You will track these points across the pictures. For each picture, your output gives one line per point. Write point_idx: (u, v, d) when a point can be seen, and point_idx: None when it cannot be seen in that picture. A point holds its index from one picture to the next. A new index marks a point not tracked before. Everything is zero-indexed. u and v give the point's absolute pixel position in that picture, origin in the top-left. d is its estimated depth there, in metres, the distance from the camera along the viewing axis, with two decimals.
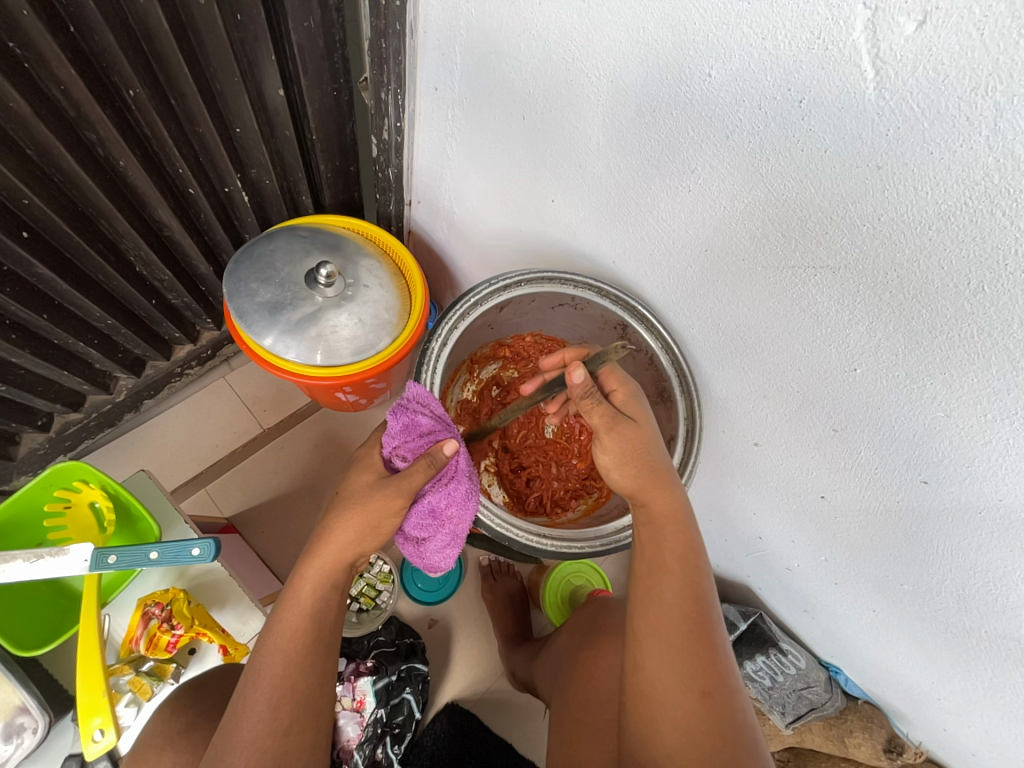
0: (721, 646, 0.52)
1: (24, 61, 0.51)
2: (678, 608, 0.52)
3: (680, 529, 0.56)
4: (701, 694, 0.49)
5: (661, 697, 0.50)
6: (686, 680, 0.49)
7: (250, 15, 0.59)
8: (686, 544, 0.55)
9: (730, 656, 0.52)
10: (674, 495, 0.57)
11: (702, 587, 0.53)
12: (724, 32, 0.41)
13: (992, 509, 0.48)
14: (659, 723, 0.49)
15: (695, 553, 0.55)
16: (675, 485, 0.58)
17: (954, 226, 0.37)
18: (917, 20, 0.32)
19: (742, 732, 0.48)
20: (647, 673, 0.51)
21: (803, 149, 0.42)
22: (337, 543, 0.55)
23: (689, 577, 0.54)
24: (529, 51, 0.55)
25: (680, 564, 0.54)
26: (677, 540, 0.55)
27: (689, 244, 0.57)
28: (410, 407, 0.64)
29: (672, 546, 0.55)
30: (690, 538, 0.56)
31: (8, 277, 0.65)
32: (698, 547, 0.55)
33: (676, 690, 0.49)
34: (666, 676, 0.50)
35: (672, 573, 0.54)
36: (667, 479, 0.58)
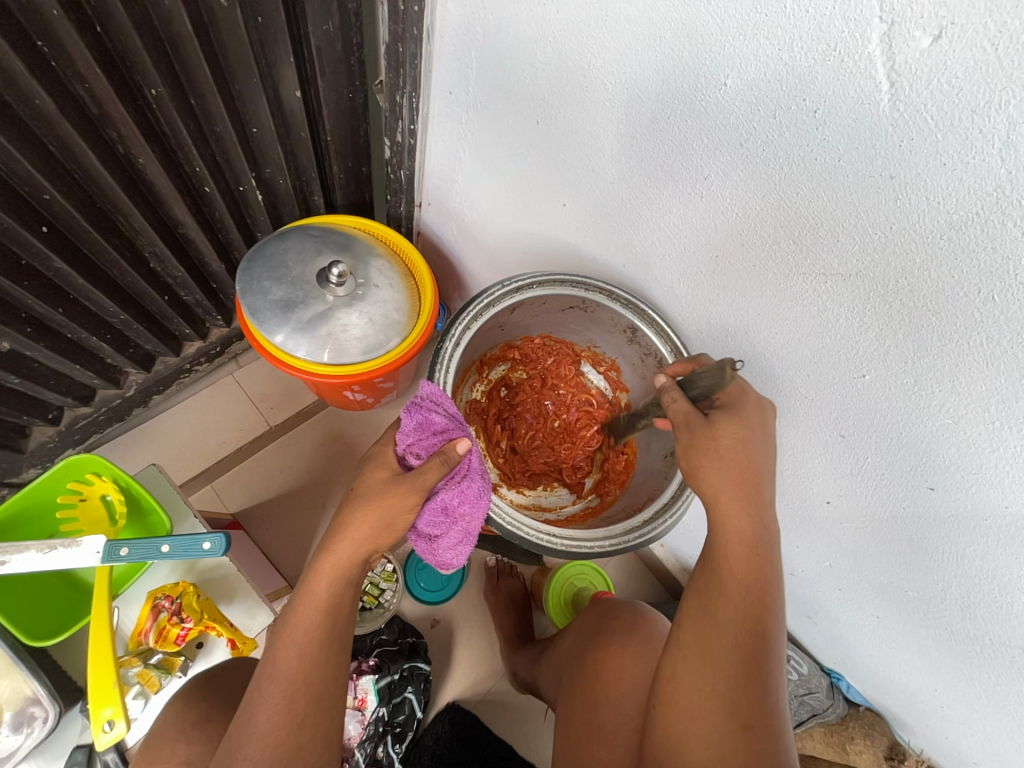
0: (775, 683, 0.50)
1: (50, 59, 0.52)
2: (733, 636, 0.50)
3: (750, 554, 0.52)
4: (742, 726, 0.48)
5: (695, 716, 0.50)
6: (727, 708, 0.49)
7: (271, 18, 0.60)
8: (755, 571, 0.52)
9: (780, 693, 0.50)
10: (755, 518, 0.53)
11: (765, 621, 0.50)
12: (741, 42, 0.41)
13: (998, 517, 0.49)
14: (688, 738, 0.50)
15: (763, 582, 0.52)
16: (759, 508, 0.53)
17: (965, 236, 0.38)
18: (932, 34, 0.33)
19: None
20: (684, 689, 0.52)
21: (817, 158, 0.43)
22: (350, 538, 0.56)
23: (750, 607, 0.51)
24: (545, 57, 0.56)
25: (742, 593, 0.51)
26: (743, 566, 0.52)
27: (699, 249, 0.58)
28: (424, 405, 0.63)
29: (736, 572, 0.52)
30: (760, 567, 0.52)
31: (26, 271, 0.66)
32: (768, 578, 0.52)
33: (711, 712, 0.50)
34: (704, 698, 0.50)
35: (731, 599, 0.51)
36: (749, 493, 0.53)
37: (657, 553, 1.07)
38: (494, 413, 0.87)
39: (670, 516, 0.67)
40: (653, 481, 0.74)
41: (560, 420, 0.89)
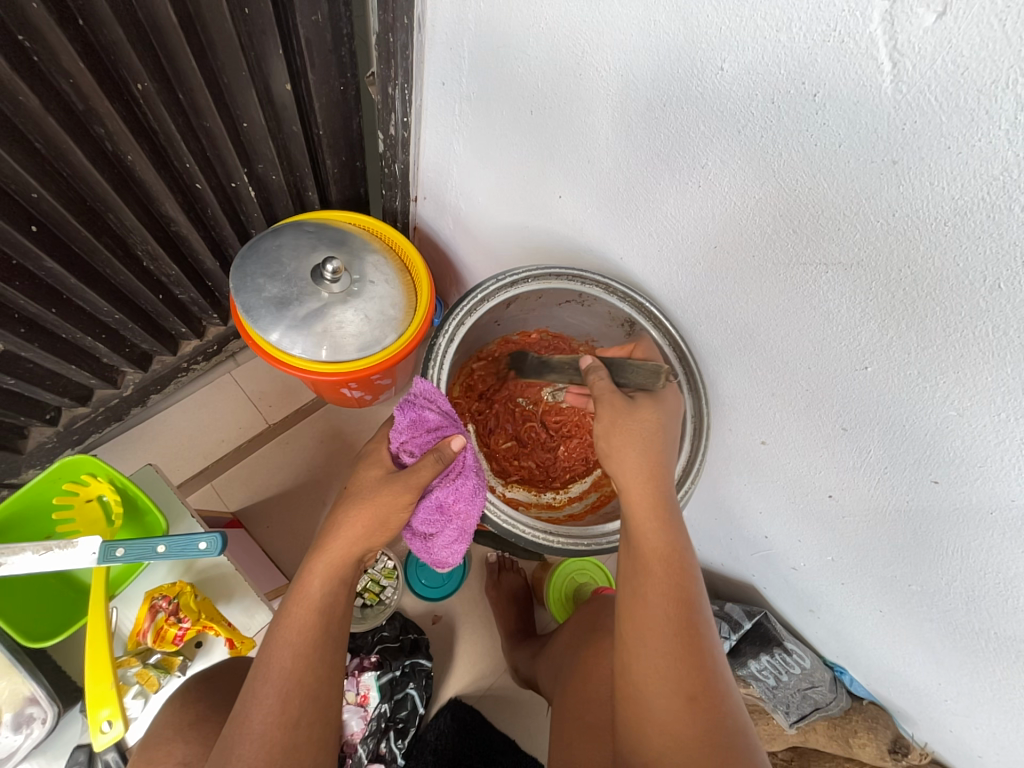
0: (710, 650, 0.50)
1: (33, 54, 0.51)
2: (661, 609, 0.51)
3: (663, 527, 0.55)
4: (689, 700, 0.48)
5: (650, 701, 0.49)
6: (673, 685, 0.48)
7: (258, 9, 0.59)
8: (671, 542, 0.54)
9: (718, 660, 0.50)
10: (659, 492, 0.56)
11: (687, 588, 0.52)
12: (738, 24, 0.40)
13: (1004, 510, 0.48)
14: (647, 728, 0.49)
15: (680, 554, 0.54)
16: (657, 480, 0.56)
17: (970, 223, 0.37)
18: (937, 11, 0.32)
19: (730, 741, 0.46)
20: (635, 678, 0.50)
21: (816, 144, 0.42)
22: (345, 538, 0.55)
23: (672, 578, 0.52)
24: (537, 45, 0.55)
25: (663, 565, 0.53)
26: (660, 538, 0.54)
27: (697, 240, 0.57)
28: (418, 402, 0.63)
29: (655, 547, 0.54)
30: (674, 538, 0.54)
31: (18, 271, 0.65)
32: (683, 548, 0.54)
33: (662, 695, 0.49)
34: (653, 681, 0.49)
35: (653, 574, 0.53)
36: (654, 474, 0.56)
37: None
38: (489, 410, 0.85)
39: None
40: None
41: (556, 417, 0.86)
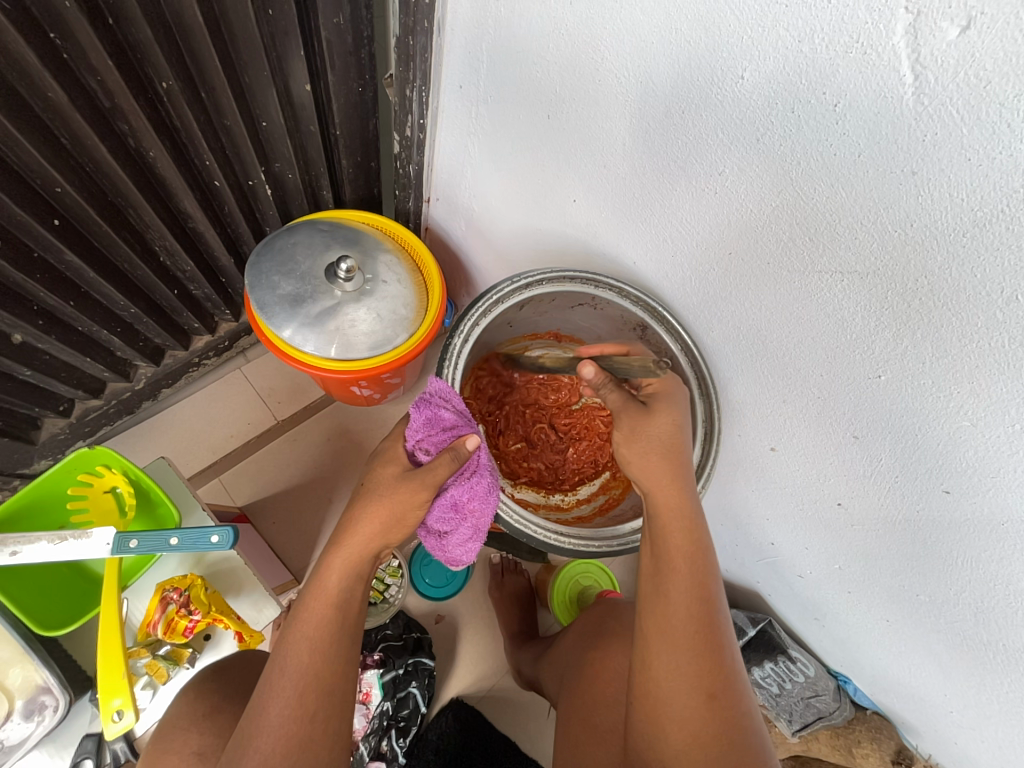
0: (730, 649, 0.51)
1: (63, 51, 0.52)
2: (685, 610, 0.51)
3: (688, 526, 0.55)
4: (707, 697, 0.49)
5: (669, 699, 0.50)
6: (694, 683, 0.49)
7: (282, 10, 0.60)
8: (696, 543, 0.54)
9: (736, 658, 0.52)
10: (686, 494, 0.57)
11: (710, 588, 0.53)
12: (759, 33, 0.41)
13: (1015, 521, 0.48)
14: (665, 725, 0.49)
15: (704, 552, 0.54)
16: (683, 481, 0.57)
17: (988, 235, 0.37)
18: (960, 25, 0.32)
19: (746, 735, 0.48)
20: (654, 676, 0.51)
21: (835, 153, 0.42)
22: (361, 534, 0.56)
23: (697, 577, 0.53)
24: (557, 51, 0.56)
25: (687, 563, 0.53)
26: (684, 538, 0.54)
27: (711, 246, 0.57)
28: (433, 401, 0.64)
29: (680, 545, 0.54)
30: (699, 538, 0.54)
31: (39, 264, 0.66)
32: (706, 546, 0.54)
33: (682, 692, 0.49)
34: (675, 680, 0.50)
35: (678, 574, 0.53)
36: (681, 476, 0.57)
37: None
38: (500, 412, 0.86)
39: None
40: None
41: (564, 418, 0.87)
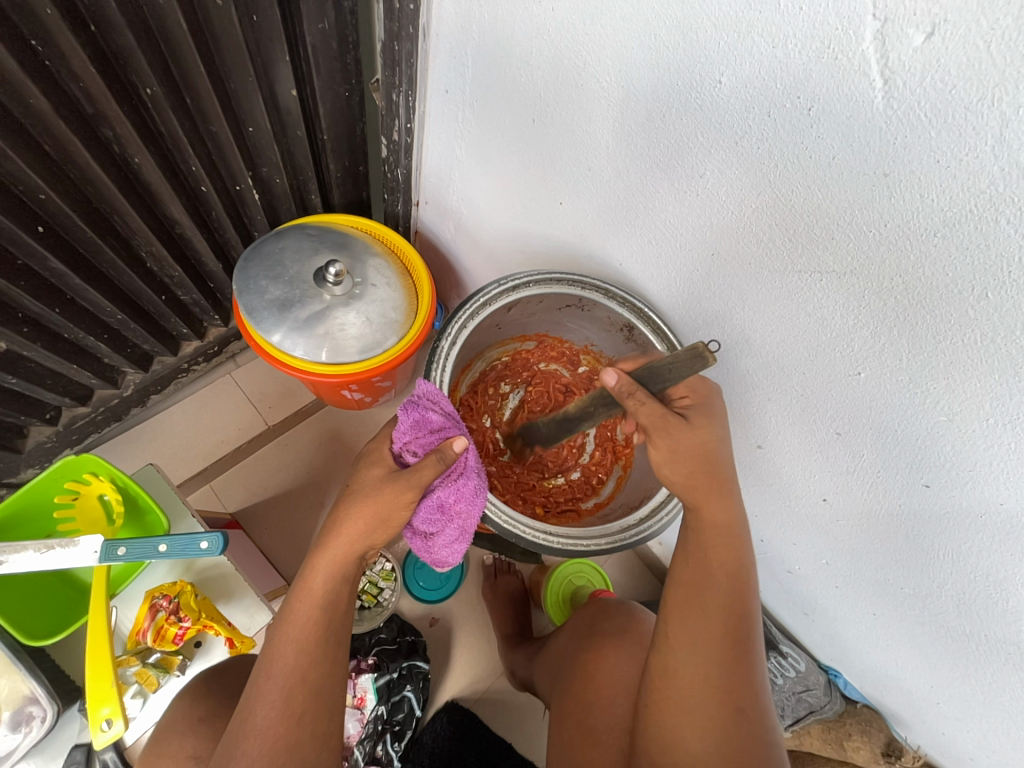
0: (757, 663, 0.52)
1: (45, 58, 0.52)
2: (722, 623, 0.52)
3: (731, 542, 0.55)
4: (733, 710, 0.50)
5: (693, 708, 0.50)
6: (721, 695, 0.50)
7: (266, 16, 0.60)
8: (736, 554, 0.55)
9: (763, 676, 0.52)
10: (729, 505, 0.55)
11: (745, 604, 0.53)
12: (735, 39, 0.41)
13: (993, 514, 0.49)
14: (684, 732, 0.50)
15: (744, 568, 0.54)
16: (731, 495, 0.56)
17: (958, 234, 0.38)
18: (925, 31, 0.33)
19: (763, 747, 0.49)
20: (680, 682, 0.51)
21: (811, 154, 0.43)
22: (346, 536, 0.56)
23: (734, 592, 0.53)
24: (540, 56, 0.57)
25: (726, 578, 0.53)
26: (726, 552, 0.54)
27: (695, 248, 0.58)
28: (421, 403, 0.64)
29: (721, 561, 0.54)
30: (739, 550, 0.55)
31: (23, 271, 0.66)
32: (745, 565, 0.55)
33: (707, 701, 0.50)
34: (701, 689, 0.50)
35: (717, 586, 0.53)
36: (725, 487, 0.55)
37: (654, 551, 1.07)
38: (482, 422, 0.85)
39: (668, 511, 0.66)
40: (647, 478, 0.73)
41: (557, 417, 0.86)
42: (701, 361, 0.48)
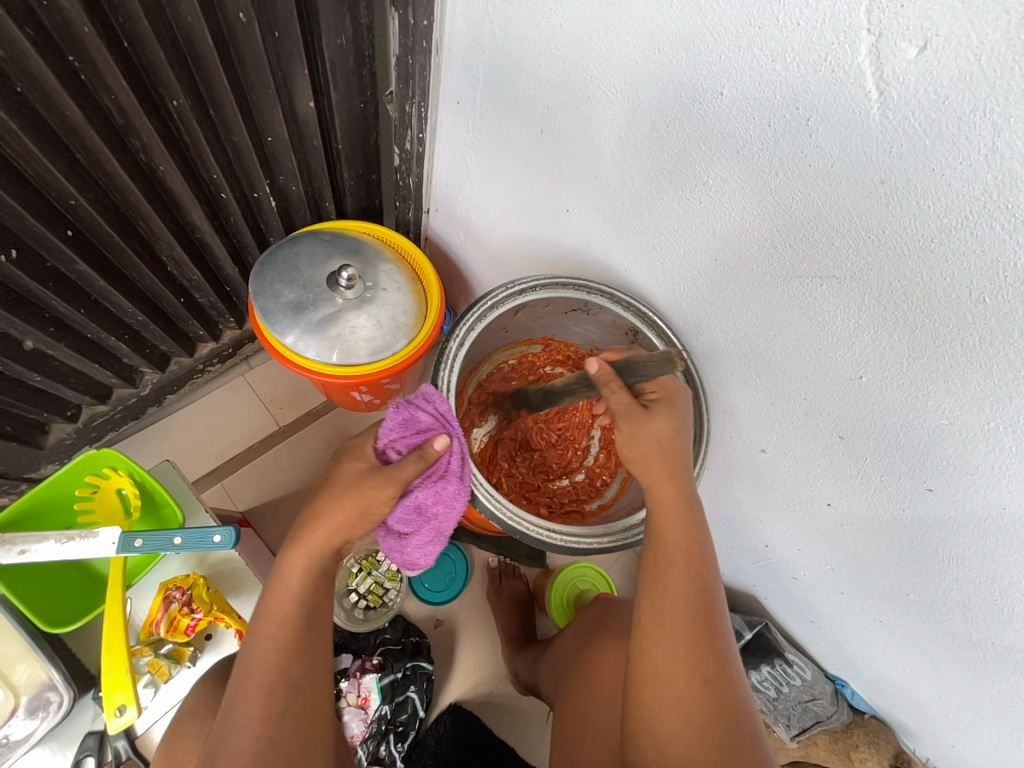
0: (725, 636, 0.53)
1: (81, 73, 0.55)
2: (683, 597, 0.53)
3: (683, 521, 0.56)
4: (703, 681, 0.50)
5: (666, 684, 0.51)
6: (690, 667, 0.50)
7: (288, 32, 0.63)
8: (694, 534, 0.56)
9: (733, 648, 0.53)
10: (681, 485, 0.58)
11: (707, 579, 0.54)
12: (736, 53, 0.43)
13: (996, 517, 0.49)
14: (661, 709, 0.50)
15: (704, 546, 0.56)
16: (681, 476, 0.58)
17: (954, 240, 0.39)
18: (918, 45, 0.34)
19: (739, 718, 0.49)
20: (651, 660, 0.52)
21: (810, 163, 0.44)
22: (321, 532, 0.56)
23: (694, 567, 0.54)
24: (549, 68, 0.59)
25: (684, 555, 0.55)
26: (683, 531, 0.56)
27: (698, 254, 0.59)
28: (412, 402, 0.65)
29: (677, 537, 0.56)
30: (696, 530, 0.56)
31: (51, 273, 0.69)
32: (703, 542, 0.56)
33: (678, 675, 0.50)
34: (671, 664, 0.51)
35: (675, 563, 0.54)
36: (676, 470, 0.58)
37: None
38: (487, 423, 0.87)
39: None
40: None
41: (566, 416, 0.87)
42: (669, 365, 0.58)
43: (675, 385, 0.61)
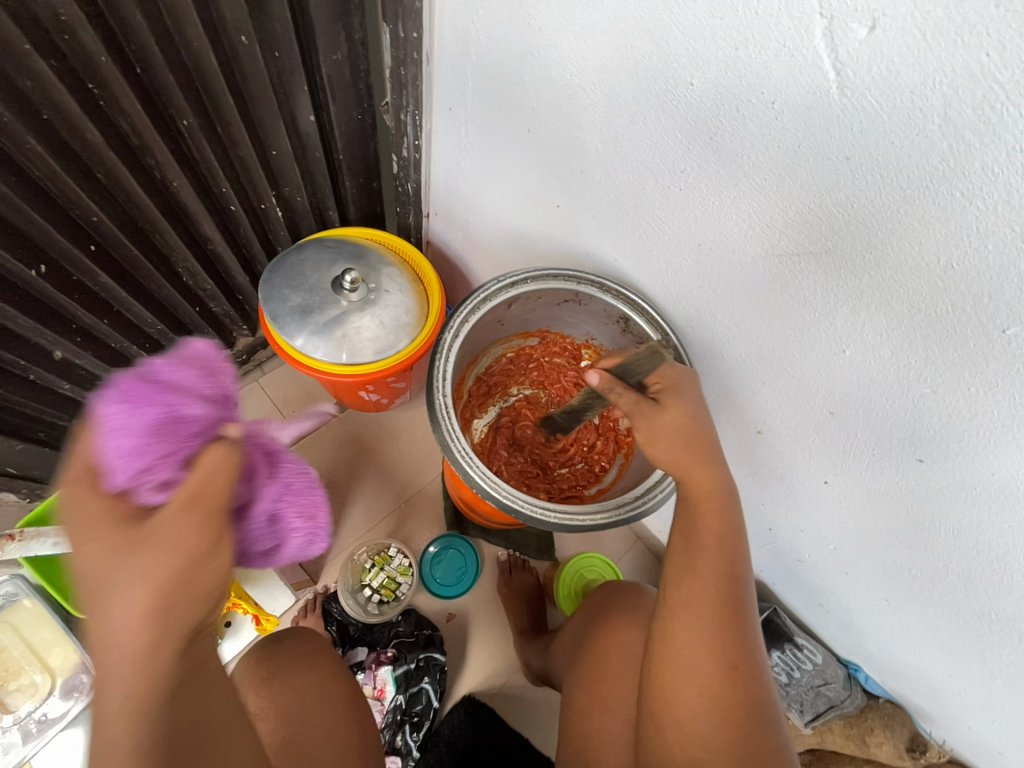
0: (750, 621, 0.53)
1: (99, 99, 0.60)
2: (714, 584, 0.53)
3: (717, 509, 0.55)
4: (730, 667, 0.51)
5: (693, 669, 0.51)
6: (719, 654, 0.51)
7: (287, 52, 0.67)
8: (726, 520, 0.55)
9: (756, 633, 0.54)
10: (713, 471, 0.56)
11: (737, 566, 0.54)
12: (701, 45, 0.45)
13: (985, 484, 0.50)
14: (685, 692, 0.51)
15: (733, 532, 0.55)
16: (715, 462, 0.57)
17: (918, 210, 0.41)
18: (867, 26, 0.36)
19: (757, 699, 0.51)
20: (679, 645, 0.52)
21: (779, 145, 0.46)
22: (117, 673, 0.34)
23: (726, 556, 0.54)
24: (531, 71, 0.62)
25: (716, 543, 0.54)
26: (714, 517, 0.55)
27: (682, 240, 0.61)
28: (142, 402, 0.40)
29: (708, 524, 0.55)
30: (728, 516, 0.55)
31: (77, 286, 0.74)
32: (735, 529, 0.55)
33: (705, 661, 0.51)
34: (699, 650, 0.51)
35: (708, 550, 0.54)
36: (707, 456, 0.57)
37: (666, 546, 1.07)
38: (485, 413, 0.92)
39: (663, 490, 0.68)
40: (648, 466, 0.75)
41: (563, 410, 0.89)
42: (658, 357, 0.61)
43: (677, 370, 0.61)
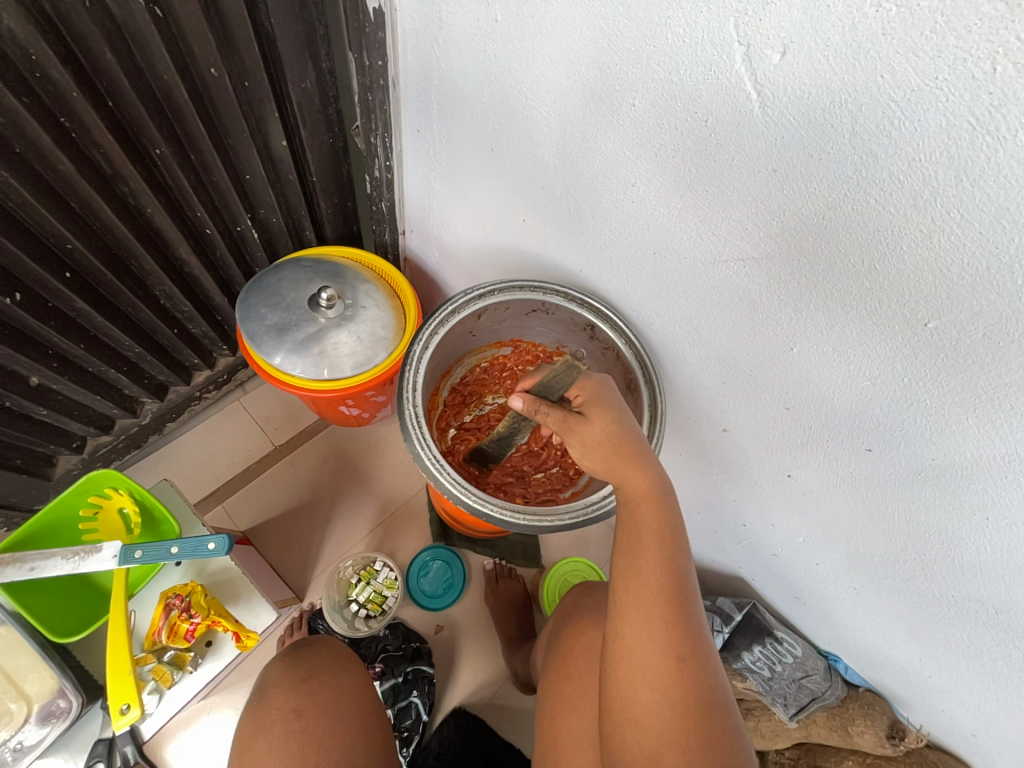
0: (695, 614, 0.55)
1: (72, 131, 0.62)
2: (656, 579, 0.55)
3: (657, 506, 0.58)
4: (677, 659, 0.52)
5: (642, 664, 0.52)
6: (665, 647, 0.52)
7: (256, 81, 0.70)
8: (666, 518, 0.57)
9: (703, 624, 0.55)
10: (648, 471, 0.59)
11: (679, 561, 0.56)
12: (639, 69, 0.49)
13: (927, 469, 0.53)
14: (637, 688, 0.52)
15: (675, 529, 0.57)
16: (648, 463, 0.60)
17: (840, 217, 0.44)
18: (780, 52, 0.40)
19: (708, 690, 0.52)
20: (628, 642, 0.54)
21: (716, 160, 0.49)
22: None
23: (666, 551, 0.56)
24: (490, 95, 0.65)
25: (657, 540, 0.56)
26: (655, 516, 0.58)
27: (638, 249, 0.64)
28: None
29: (648, 522, 0.57)
30: (667, 513, 0.58)
31: (53, 312, 0.75)
32: (676, 525, 0.58)
33: (653, 655, 0.52)
34: (646, 645, 0.53)
35: (648, 548, 0.56)
36: (639, 457, 0.60)
37: None
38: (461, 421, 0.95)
39: None
40: None
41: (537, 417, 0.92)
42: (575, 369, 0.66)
43: (595, 381, 0.66)
